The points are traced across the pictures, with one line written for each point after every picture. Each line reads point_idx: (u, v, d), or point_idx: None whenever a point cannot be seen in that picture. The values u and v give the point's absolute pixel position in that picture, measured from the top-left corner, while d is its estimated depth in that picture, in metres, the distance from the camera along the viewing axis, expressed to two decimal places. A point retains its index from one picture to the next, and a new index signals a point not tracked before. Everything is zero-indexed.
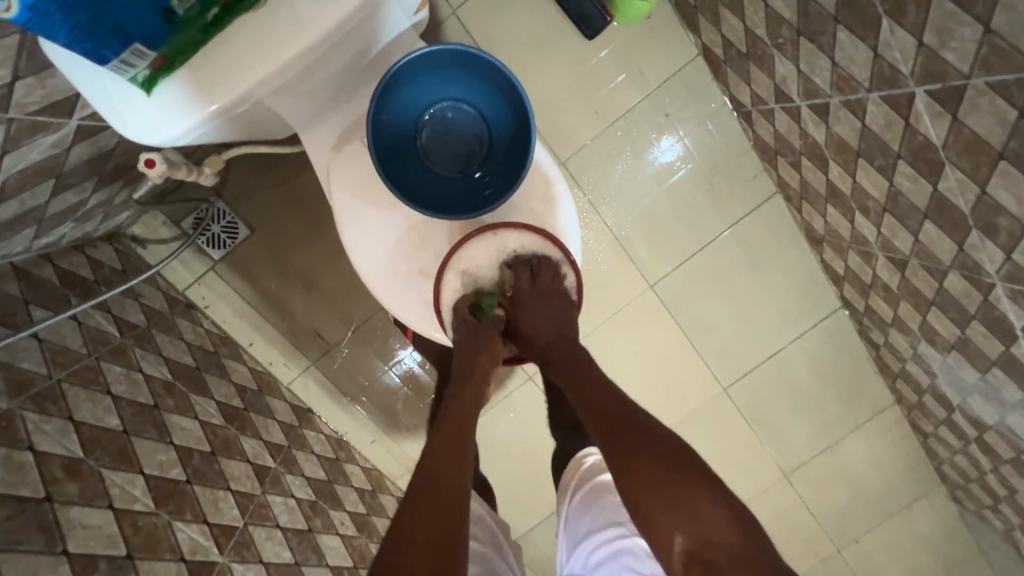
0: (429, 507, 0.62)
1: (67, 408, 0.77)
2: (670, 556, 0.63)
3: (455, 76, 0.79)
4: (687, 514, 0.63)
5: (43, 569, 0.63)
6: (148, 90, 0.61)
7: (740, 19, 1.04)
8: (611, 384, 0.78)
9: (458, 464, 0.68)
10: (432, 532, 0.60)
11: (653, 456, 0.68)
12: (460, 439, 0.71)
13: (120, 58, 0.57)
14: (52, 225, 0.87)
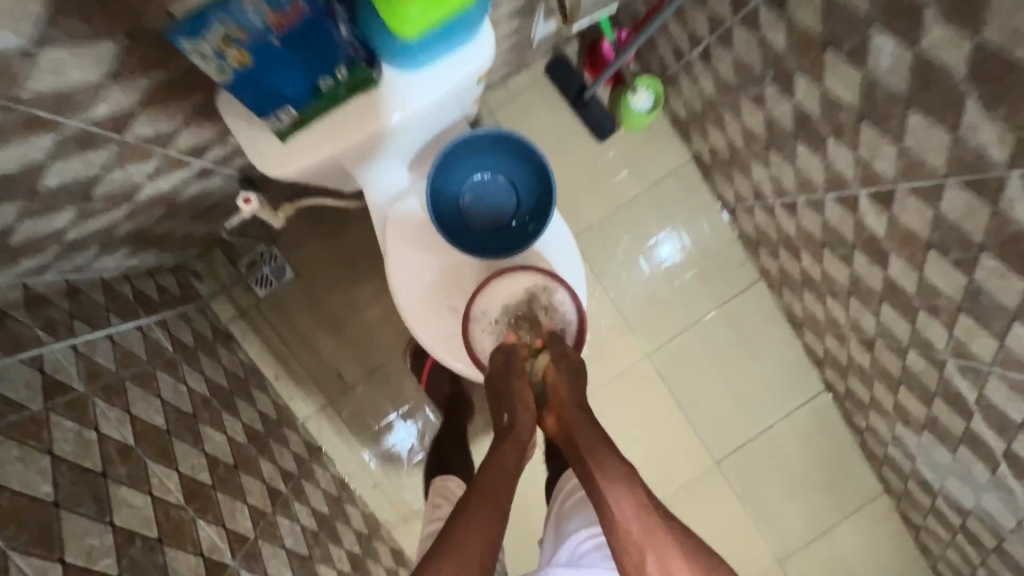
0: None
1: (126, 401, 0.88)
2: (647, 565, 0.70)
3: (487, 149, 0.97)
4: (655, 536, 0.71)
5: (91, 533, 0.69)
6: (285, 137, 0.79)
7: (720, 136, 1.26)
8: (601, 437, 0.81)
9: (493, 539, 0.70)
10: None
11: (659, 544, 0.71)
12: (495, 491, 0.74)
13: (275, 113, 0.76)
14: (143, 248, 1.03)
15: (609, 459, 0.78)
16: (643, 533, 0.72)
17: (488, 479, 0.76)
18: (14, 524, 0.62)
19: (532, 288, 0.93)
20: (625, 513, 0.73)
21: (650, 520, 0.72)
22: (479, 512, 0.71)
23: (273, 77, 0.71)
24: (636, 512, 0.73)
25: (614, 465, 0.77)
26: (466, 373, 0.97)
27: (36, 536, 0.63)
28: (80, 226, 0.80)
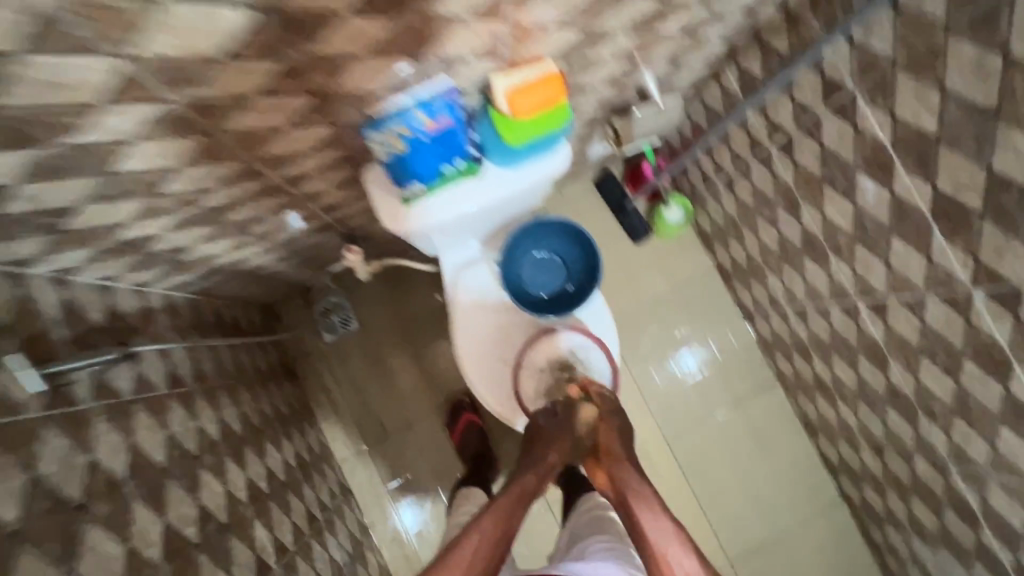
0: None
1: (214, 406, 1.03)
2: None
3: (544, 229, 1.10)
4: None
5: (181, 505, 0.81)
6: (411, 203, 0.83)
7: (735, 250, 1.44)
8: (635, 482, 0.82)
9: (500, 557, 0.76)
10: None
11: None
12: (512, 510, 0.80)
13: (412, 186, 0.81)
14: (250, 284, 1.23)
15: (656, 518, 0.78)
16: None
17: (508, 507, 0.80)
18: (131, 480, 0.74)
19: (571, 350, 1.06)
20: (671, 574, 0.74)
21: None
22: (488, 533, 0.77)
23: (422, 153, 0.77)
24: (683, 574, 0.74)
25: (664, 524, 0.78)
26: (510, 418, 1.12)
27: (146, 494, 0.75)
28: (227, 257, 1.02)
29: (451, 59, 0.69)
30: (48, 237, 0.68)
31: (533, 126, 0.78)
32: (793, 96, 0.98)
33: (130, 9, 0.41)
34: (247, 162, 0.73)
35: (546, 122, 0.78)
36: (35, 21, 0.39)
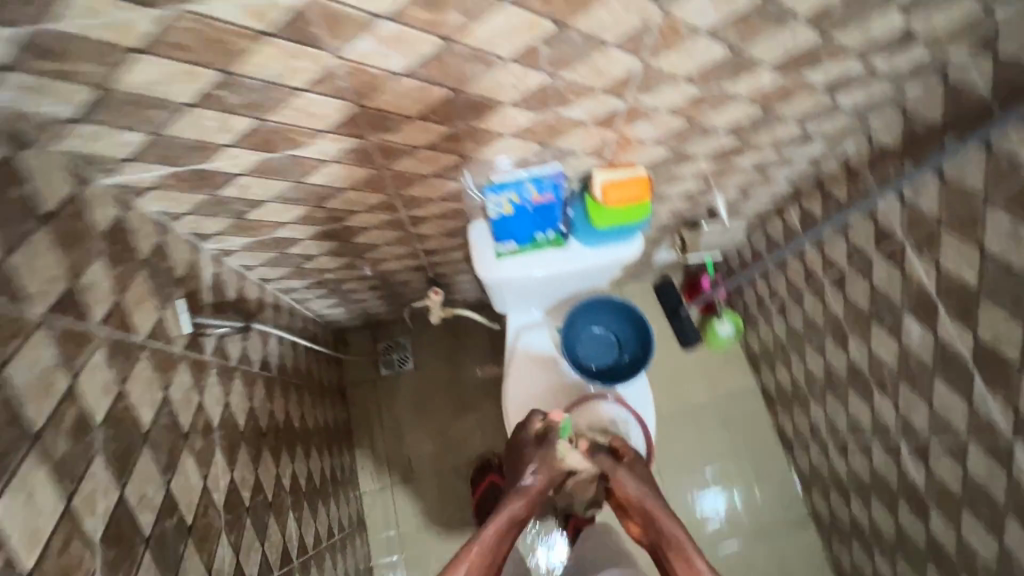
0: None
1: (281, 398, 1.14)
2: None
3: (603, 307, 1.19)
4: None
5: (240, 470, 0.90)
6: (500, 256, 1.01)
7: (781, 373, 1.48)
8: (671, 534, 0.78)
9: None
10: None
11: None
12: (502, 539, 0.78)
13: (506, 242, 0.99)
14: (340, 305, 1.40)
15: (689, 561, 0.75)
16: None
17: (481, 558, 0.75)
18: (215, 432, 0.85)
19: (615, 420, 1.15)
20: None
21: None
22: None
23: (522, 220, 0.96)
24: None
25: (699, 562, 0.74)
26: None
27: (222, 451, 0.85)
28: (334, 275, 1.20)
29: (562, 149, 0.87)
30: (230, 219, 0.87)
31: (619, 214, 0.93)
32: (848, 237, 1.10)
33: (379, 75, 0.61)
34: (390, 198, 0.92)
35: (630, 214, 0.93)
36: (321, 71, 0.59)
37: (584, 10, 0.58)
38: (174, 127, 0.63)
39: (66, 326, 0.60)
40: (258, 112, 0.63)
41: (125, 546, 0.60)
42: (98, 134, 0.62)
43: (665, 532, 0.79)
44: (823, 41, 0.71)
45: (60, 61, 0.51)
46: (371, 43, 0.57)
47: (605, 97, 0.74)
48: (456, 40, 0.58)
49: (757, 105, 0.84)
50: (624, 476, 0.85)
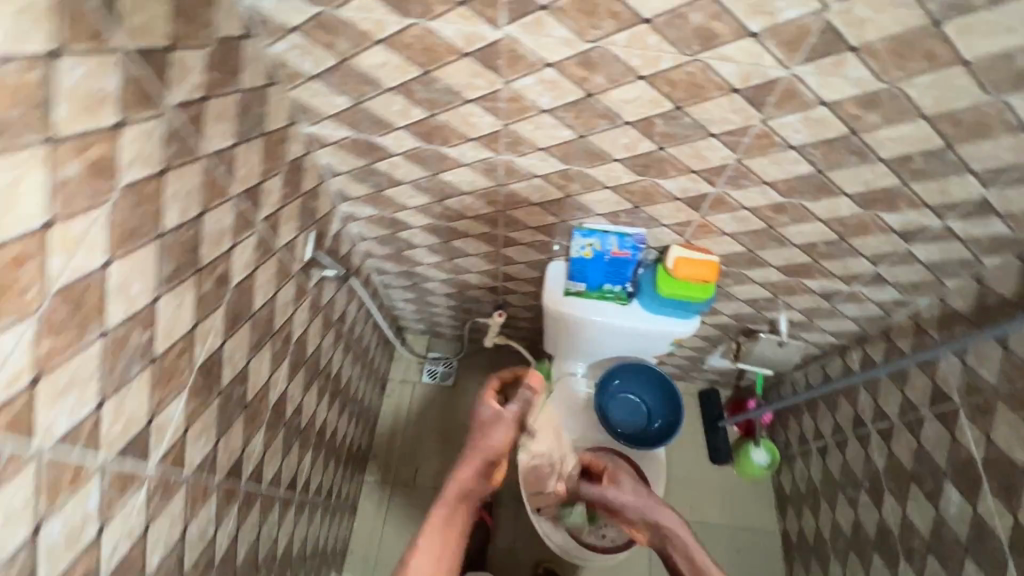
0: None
1: (341, 354, 1.28)
2: None
3: (641, 375, 1.25)
4: None
5: (291, 387, 1.03)
6: (569, 294, 1.13)
7: (808, 520, 1.41)
8: (661, 521, 0.85)
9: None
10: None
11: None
12: (457, 518, 0.79)
13: (578, 283, 1.12)
14: (413, 302, 1.56)
15: (687, 554, 0.79)
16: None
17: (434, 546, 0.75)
18: (290, 346, 1.00)
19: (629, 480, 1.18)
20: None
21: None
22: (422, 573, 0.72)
23: (599, 268, 1.08)
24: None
25: (698, 553, 0.79)
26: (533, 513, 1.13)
27: (286, 364, 0.99)
28: (422, 270, 1.37)
29: (650, 217, 0.99)
30: (371, 189, 1.08)
31: (682, 288, 1.04)
32: (905, 391, 1.10)
33: (529, 106, 0.80)
34: (496, 212, 1.08)
35: (693, 291, 1.04)
36: (490, 91, 0.78)
37: (699, 100, 0.73)
38: (374, 101, 0.85)
39: (244, 208, 0.79)
40: (433, 107, 0.84)
41: (209, 384, 0.75)
42: (323, 92, 0.85)
43: (664, 529, 0.83)
44: (902, 186, 0.81)
45: (330, 35, 0.75)
46: (533, 80, 0.75)
47: (699, 179, 0.88)
48: (595, 96, 0.76)
49: (833, 230, 0.93)
50: (614, 488, 0.93)
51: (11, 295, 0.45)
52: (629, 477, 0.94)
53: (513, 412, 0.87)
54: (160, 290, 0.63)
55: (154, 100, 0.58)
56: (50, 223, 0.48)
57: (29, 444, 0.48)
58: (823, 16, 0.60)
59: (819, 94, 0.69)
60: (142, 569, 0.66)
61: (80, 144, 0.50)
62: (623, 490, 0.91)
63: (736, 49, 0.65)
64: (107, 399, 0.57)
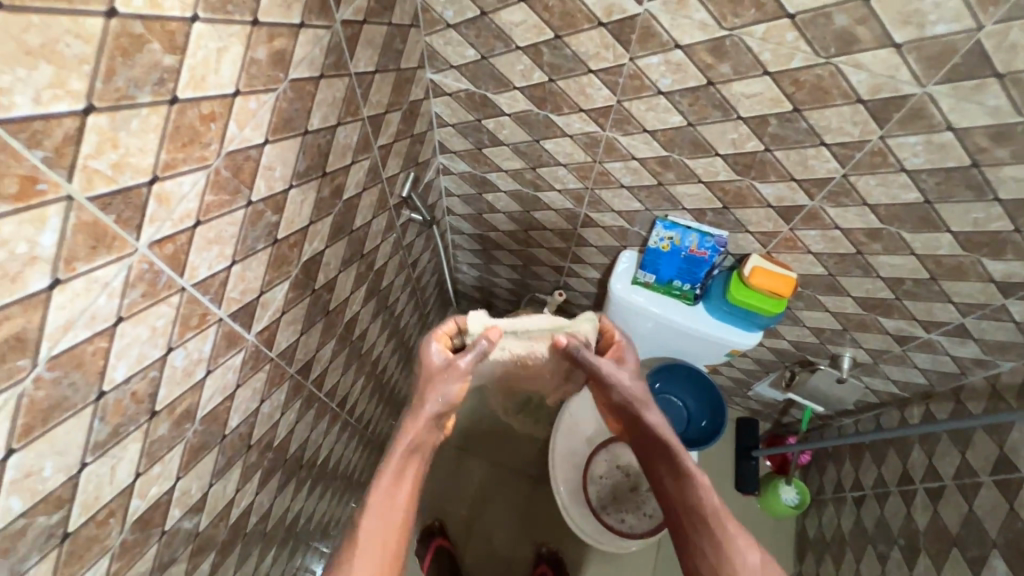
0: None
1: (406, 298, 1.35)
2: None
3: (683, 376, 1.26)
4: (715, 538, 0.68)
5: (363, 312, 1.10)
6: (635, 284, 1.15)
7: (827, 569, 1.37)
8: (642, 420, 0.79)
9: (391, 565, 0.63)
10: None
11: (740, 551, 0.67)
12: (406, 483, 0.67)
13: (647, 274, 1.14)
14: (478, 268, 1.61)
15: (671, 459, 0.74)
16: (729, 542, 0.68)
17: (381, 522, 0.63)
18: (370, 273, 1.07)
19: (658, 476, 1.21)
20: (701, 508, 0.71)
21: (729, 525, 0.69)
22: (368, 552, 0.62)
23: (671, 263, 1.10)
24: (712, 503, 0.71)
25: (685, 460, 0.74)
26: (560, 475, 1.18)
27: (363, 288, 1.07)
28: (495, 236, 1.42)
29: (737, 221, 1.00)
30: (471, 145, 1.14)
31: (754, 298, 1.02)
32: (965, 453, 1.06)
33: (648, 86, 0.83)
34: (585, 190, 1.11)
35: (765, 303, 1.02)
36: (614, 65, 0.82)
37: (821, 106, 0.74)
38: (500, 58, 0.90)
39: (368, 132, 0.86)
40: (554, 72, 0.88)
41: (306, 281, 0.82)
42: (456, 42, 0.91)
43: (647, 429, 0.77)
44: (1015, 232, 0.78)
45: None
46: (658, 60, 0.78)
47: (798, 190, 0.88)
48: (716, 86, 0.78)
49: (926, 268, 0.91)
50: (611, 370, 0.80)
51: (198, 145, 0.52)
52: (630, 362, 0.84)
53: (468, 363, 0.76)
54: (293, 181, 0.70)
55: (328, 11, 0.65)
56: (237, 92, 0.55)
57: (180, 277, 0.55)
58: (975, 37, 0.60)
59: (948, 118, 0.69)
60: (224, 425, 0.72)
61: (270, 31, 0.56)
62: (620, 380, 0.80)
63: (874, 57, 0.66)
64: (237, 262, 0.64)
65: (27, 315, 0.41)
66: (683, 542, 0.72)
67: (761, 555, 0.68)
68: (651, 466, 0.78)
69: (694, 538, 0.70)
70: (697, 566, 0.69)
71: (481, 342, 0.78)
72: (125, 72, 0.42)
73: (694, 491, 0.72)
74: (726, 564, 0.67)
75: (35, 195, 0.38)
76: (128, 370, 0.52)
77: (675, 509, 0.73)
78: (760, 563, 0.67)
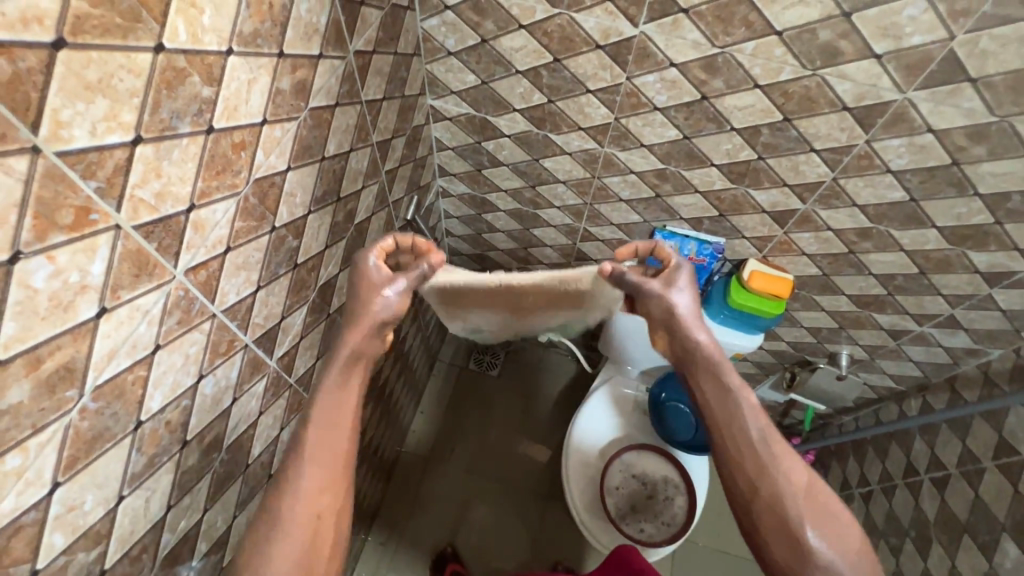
0: (307, 561, 0.57)
1: (409, 322, 1.35)
2: (754, 497, 0.67)
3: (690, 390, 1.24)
4: (761, 465, 0.67)
5: None
6: None
7: None
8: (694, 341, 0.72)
9: (342, 479, 0.62)
10: (311, 559, 0.57)
11: (785, 472, 0.67)
12: (348, 405, 0.63)
13: None
14: None
15: (717, 378, 0.71)
16: (776, 463, 0.67)
17: (324, 446, 0.61)
18: None
19: (672, 481, 1.22)
20: (745, 429, 0.69)
21: (773, 448, 0.68)
22: (318, 466, 0.60)
23: None
24: (759, 427, 0.69)
25: (731, 378, 0.71)
26: (576, 489, 1.21)
27: None
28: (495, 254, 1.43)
29: (733, 227, 1.04)
30: (471, 167, 1.17)
31: (755, 301, 1.05)
32: (966, 440, 1.09)
33: (644, 103, 0.87)
34: (584, 206, 1.14)
35: (766, 305, 1.05)
36: (612, 84, 0.86)
37: (810, 114, 0.78)
38: (500, 82, 0.94)
39: (376, 156, 0.88)
40: (554, 94, 0.92)
41: (322, 305, 0.82)
42: (456, 68, 0.95)
43: (696, 349, 0.72)
44: (995, 224, 0.83)
45: (480, 16, 0.84)
46: (655, 78, 0.83)
47: (790, 195, 0.92)
48: (709, 100, 0.82)
49: (915, 263, 0.95)
50: (656, 289, 0.73)
51: (230, 173, 0.53)
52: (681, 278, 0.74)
53: (409, 281, 0.70)
54: (312, 207, 0.71)
55: (342, 43, 0.68)
56: (264, 121, 0.56)
57: (212, 304, 0.56)
58: (948, 45, 0.65)
59: (928, 121, 0.74)
60: (248, 453, 0.71)
61: (294, 62, 0.59)
62: (667, 298, 0.72)
63: (856, 68, 0.71)
64: (261, 287, 0.64)
65: (76, 344, 0.41)
66: (721, 457, 0.71)
67: (807, 475, 0.67)
68: (688, 378, 0.75)
69: (733, 454, 0.69)
70: (735, 480, 0.69)
71: (420, 266, 0.72)
72: (168, 104, 0.43)
73: (740, 412, 0.70)
74: (767, 482, 0.67)
75: (87, 225, 0.39)
76: (163, 399, 0.52)
77: (715, 426, 0.71)
78: (806, 482, 0.67)
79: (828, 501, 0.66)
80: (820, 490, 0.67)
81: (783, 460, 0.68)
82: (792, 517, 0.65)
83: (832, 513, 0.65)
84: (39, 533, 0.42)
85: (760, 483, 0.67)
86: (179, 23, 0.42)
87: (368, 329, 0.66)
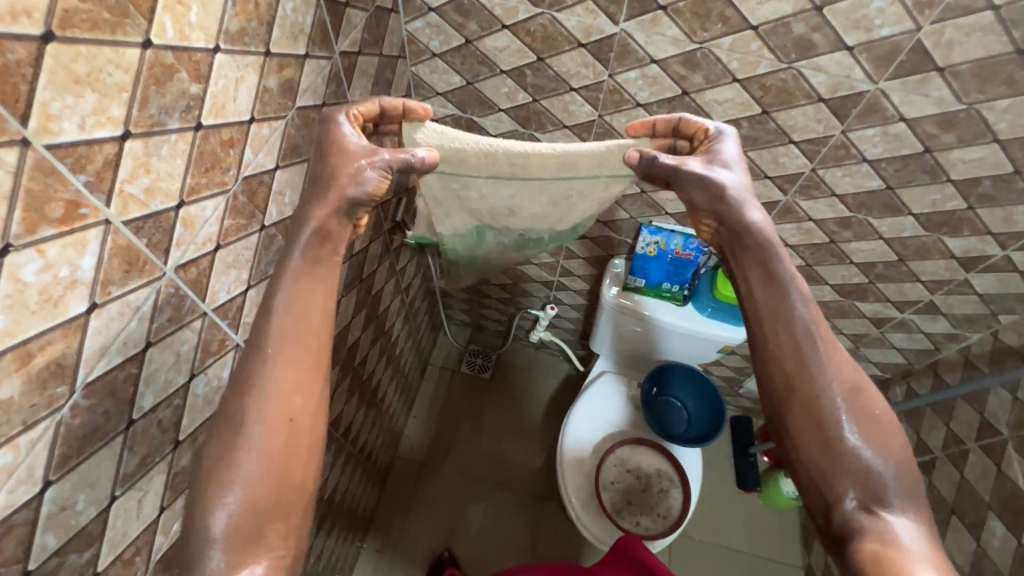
0: (276, 487, 0.49)
1: (399, 325, 1.35)
2: (790, 397, 0.58)
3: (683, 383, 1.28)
4: (802, 361, 0.58)
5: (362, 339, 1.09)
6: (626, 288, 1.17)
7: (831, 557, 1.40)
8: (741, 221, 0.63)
9: (317, 382, 0.54)
10: (287, 474, 0.50)
11: (831, 369, 0.58)
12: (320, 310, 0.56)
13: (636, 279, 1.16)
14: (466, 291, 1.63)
15: (765, 264, 0.62)
16: (820, 359, 0.58)
17: (297, 355, 0.53)
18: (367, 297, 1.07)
19: (666, 473, 1.24)
20: (792, 321, 0.60)
21: (824, 342, 0.58)
22: (289, 379, 0.52)
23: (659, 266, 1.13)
24: (809, 313, 0.60)
25: (782, 265, 0.62)
26: (575, 484, 1.20)
27: (364, 313, 1.07)
28: None
29: None
30: None
31: None
32: (949, 424, 1.13)
33: (627, 99, 0.89)
34: None
35: None
36: (595, 82, 0.88)
37: (787, 106, 0.81)
38: (485, 82, 0.95)
39: None
40: (538, 93, 0.93)
41: None
42: (442, 70, 0.96)
43: (744, 232, 0.63)
44: (968, 210, 0.86)
45: (464, 17, 0.86)
46: (636, 75, 0.85)
47: (771, 186, 0.94)
48: (690, 95, 0.84)
49: (894, 251, 0.98)
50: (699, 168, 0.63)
51: (219, 170, 0.53)
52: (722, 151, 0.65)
53: (388, 156, 0.61)
54: None
55: (328, 42, 0.68)
56: (252, 119, 0.57)
57: (202, 302, 0.56)
58: (916, 36, 0.68)
59: (900, 110, 0.76)
60: None
61: (281, 61, 0.59)
62: (715, 177, 0.62)
63: (830, 60, 0.73)
64: (251, 286, 0.64)
65: (66, 340, 0.41)
66: (759, 359, 0.62)
67: (853, 377, 0.57)
68: (732, 266, 0.66)
69: (771, 346, 0.60)
70: (769, 382, 0.60)
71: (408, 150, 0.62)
72: (157, 100, 0.44)
73: (787, 300, 0.61)
74: (806, 378, 0.58)
75: (77, 220, 0.39)
76: (155, 398, 0.52)
77: (756, 314, 0.62)
78: (848, 382, 0.57)
79: (875, 406, 0.56)
80: (868, 396, 0.57)
81: (829, 356, 0.58)
82: (830, 420, 0.55)
83: (879, 420, 0.56)
84: (31, 533, 0.42)
85: (796, 379, 0.58)
86: (166, 20, 0.43)
87: (337, 205, 0.59)
